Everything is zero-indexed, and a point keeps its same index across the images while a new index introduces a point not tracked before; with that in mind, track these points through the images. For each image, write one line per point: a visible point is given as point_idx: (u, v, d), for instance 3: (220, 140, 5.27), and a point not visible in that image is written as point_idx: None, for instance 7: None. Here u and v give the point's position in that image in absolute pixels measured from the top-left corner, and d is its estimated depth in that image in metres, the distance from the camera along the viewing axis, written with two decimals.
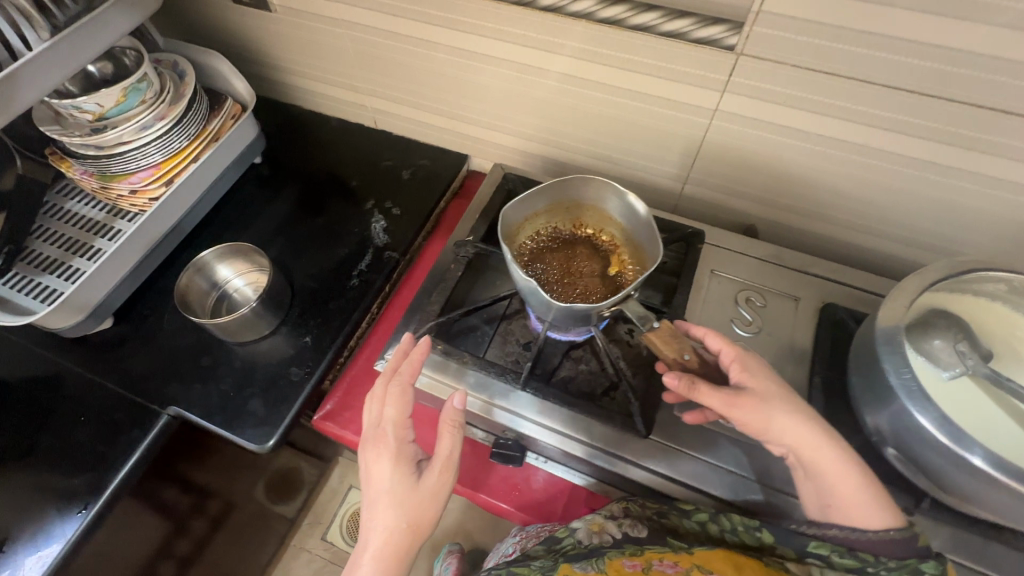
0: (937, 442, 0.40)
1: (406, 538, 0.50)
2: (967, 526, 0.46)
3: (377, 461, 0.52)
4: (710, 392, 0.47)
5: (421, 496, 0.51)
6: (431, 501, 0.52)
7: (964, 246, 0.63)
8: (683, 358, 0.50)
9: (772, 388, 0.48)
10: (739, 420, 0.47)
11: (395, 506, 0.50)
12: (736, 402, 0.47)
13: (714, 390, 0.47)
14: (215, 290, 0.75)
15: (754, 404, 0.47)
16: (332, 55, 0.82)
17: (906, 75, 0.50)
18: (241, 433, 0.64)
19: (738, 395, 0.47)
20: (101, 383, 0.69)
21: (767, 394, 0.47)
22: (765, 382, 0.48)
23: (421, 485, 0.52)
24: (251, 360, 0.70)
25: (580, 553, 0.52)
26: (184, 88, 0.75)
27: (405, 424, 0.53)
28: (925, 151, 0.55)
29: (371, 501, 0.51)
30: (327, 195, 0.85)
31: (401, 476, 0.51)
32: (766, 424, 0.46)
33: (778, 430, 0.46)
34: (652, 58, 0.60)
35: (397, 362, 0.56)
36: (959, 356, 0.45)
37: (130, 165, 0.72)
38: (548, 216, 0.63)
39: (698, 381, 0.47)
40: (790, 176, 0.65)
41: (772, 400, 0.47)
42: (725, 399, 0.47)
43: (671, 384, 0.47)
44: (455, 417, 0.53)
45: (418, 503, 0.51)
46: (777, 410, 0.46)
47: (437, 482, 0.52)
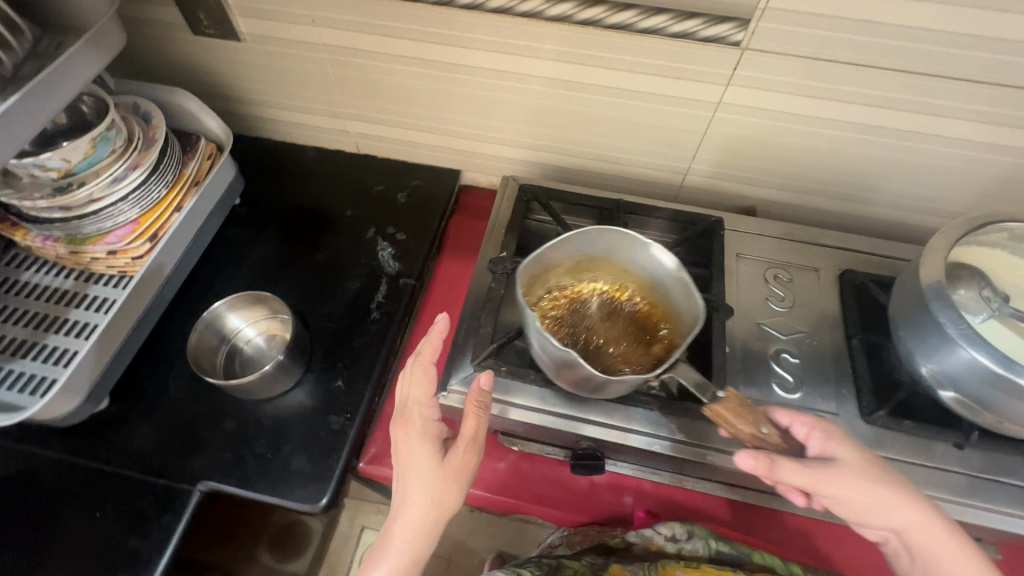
0: (999, 379, 0.45)
1: (434, 516, 0.49)
2: (1009, 451, 0.52)
3: (404, 439, 0.51)
4: (794, 467, 0.46)
5: (447, 474, 0.50)
6: (458, 479, 0.50)
7: (942, 204, 0.70)
8: (761, 432, 0.48)
9: (860, 458, 0.48)
10: (828, 494, 0.46)
11: (422, 484, 0.49)
12: (823, 478, 0.46)
13: (796, 465, 0.46)
14: (225, 343, 0.69)
15: (843, 477, 0.46)
16: (309, 82, 0.77)
17: (898, 57, 0.55)
18: (291, 496, 0.59)
19: (827, 471, 0.46)
20: (109, 472, 0.61)
21: (854, 465, 0.47)
22: (851, 453, 0.48)
23: (448, 464, 0.50)
24: (282, 416, 0.65)
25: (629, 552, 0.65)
26: (154, 132, 0.68)
27: (429, 403, 0.52)
28: (912, 123, 0.61)
29: (401, 482, 0.51)
30: (322, 228, 0.81)
31: (427, 455, 0.50)
32: (856, 499, 0.46)
33: (869, 506, 0.46)
34: (658, 59, 0.63)
35: (422, 343, 0.55)
36: (985, 301, 0.50)
37: (104, 223, 0.64)
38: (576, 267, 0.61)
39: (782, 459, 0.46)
40: (788, 158, 0.70)
41: (862, 474, 0.47)
42: (812, 474, 0.46)
43: (747, 467, 0.46)
44: (480, 398, 0.51)
45: (444, 481, 0.50)
46: (866, 484, 0.46)
47: (463, 460, 0.50)
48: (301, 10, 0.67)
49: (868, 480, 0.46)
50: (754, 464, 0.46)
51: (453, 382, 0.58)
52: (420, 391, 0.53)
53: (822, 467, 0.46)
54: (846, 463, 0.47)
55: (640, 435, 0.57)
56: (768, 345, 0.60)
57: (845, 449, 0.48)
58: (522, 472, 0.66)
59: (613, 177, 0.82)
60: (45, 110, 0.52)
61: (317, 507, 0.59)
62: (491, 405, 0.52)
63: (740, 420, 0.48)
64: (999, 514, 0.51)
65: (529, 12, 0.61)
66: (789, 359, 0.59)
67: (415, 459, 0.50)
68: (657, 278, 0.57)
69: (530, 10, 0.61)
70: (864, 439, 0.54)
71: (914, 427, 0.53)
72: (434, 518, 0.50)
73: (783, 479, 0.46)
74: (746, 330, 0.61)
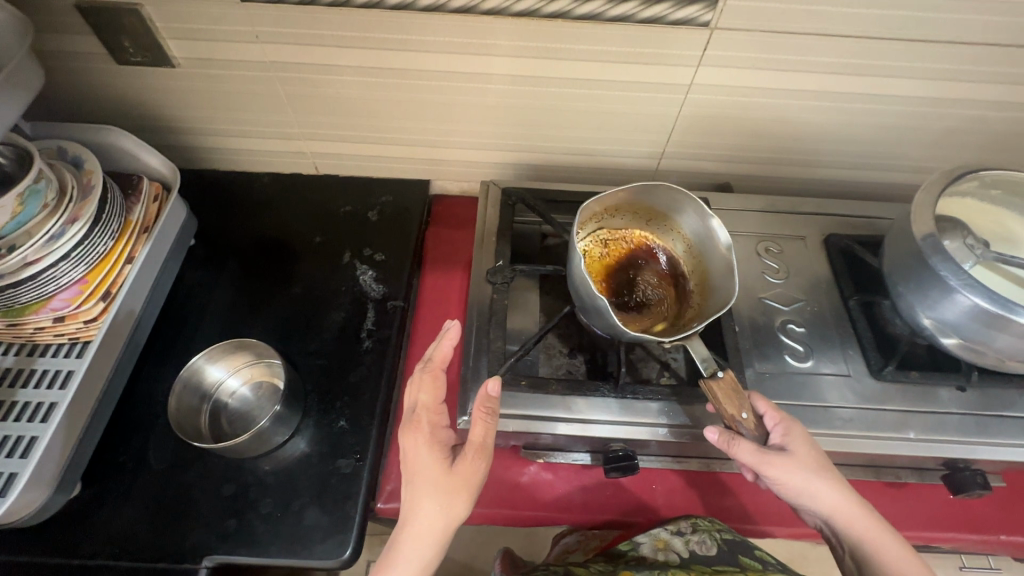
0: (999, 323, 0.47)
1: (441, 526, 0.47)
2: (1004, 385, 0.55)
3: (413, 446, 0.49)
4: (746, 448, 0.48)
5: (454, 482, 0.47)
6: (465, 488, 0.48)
7: (902, 160, 0.74)
8: (740, 416, 0.50)
9: (814, 453, 0.49)
10: (770, 476, 0.49)
11: (429, 492, 0.47)
12: (774, 463, 0.48)
13: (750, 447, 0.48)
14: (207, 401, 0.63)
15: (792, 468, 0.48)
16: (257, 104, 0.71)
17: (859, 24, 0.57)
18: (311, 554, 0.55)
19: (776, 458, 0.48)
20: (96, 566, 0.54)
21: (807, 458, 0.49)
22: (810, 448, 0.50)
23: (455, 472, 0.48)
24: (285, 469, 0.60)
25: (642, 565, 0.59)
26: (89, 178, 0.60)
27: (438, 409, 0.50)
28: (873, 87, 0.63)
29: (408, 489, 0.49)
30: (290, 261, 0.75)
31: (433, 462, 0.48)
32: (802, 488, 0.48)
33: (812, 497, 0.49)
34: (629, 47, 0.62)
35: (431, 348, 0.53)
36: (970, 249, 0.53)
37: (45, 288, 0.56)
38: (655, 226, 0.61)
39: (737, 437, 0.49)
40: (759, 132, 0.71)
41: (815, 466, 0.49)
42: (761, 457, 0.48)
43: (710, 437, 0.50)
44: (486, 406, 0.48)
45: (451, 491, 0.47)
46: (813, 477, 0.48)
47: (469, 468, 0.48)
48: (241, 27, 0.61)
49: (815, 473, 0.48)
50: (715, 437, 0.50)
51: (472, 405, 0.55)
52: (431, 396, 0.51)
53: (772, 453, 0.48)
54: (800, 454, 0.49)
55: (667, 427, 0.56)
56: (772, 318, 0.61)
57: (804, 440, 0.50)
58: (550, 483, 0.64)
59: (588, 170, 0.81)
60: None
61: (341, 560, 0.55)
62: (498, 411, 0.49)
63: (728, 398, 0.50)
64: (1007, 446, 0.54)
65: (493, 9, 0.59)
66: (796, 328, 0.60)
67: (422, 466, 0.48)
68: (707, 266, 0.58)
69: (495, 7, 0.58)
70: (877, 396, 0.56)
71: (919, 376, 0.55)
72: (439, 531, 0.47)
73: (733, 455, 0.49)
74: (750, 307, 0.61)
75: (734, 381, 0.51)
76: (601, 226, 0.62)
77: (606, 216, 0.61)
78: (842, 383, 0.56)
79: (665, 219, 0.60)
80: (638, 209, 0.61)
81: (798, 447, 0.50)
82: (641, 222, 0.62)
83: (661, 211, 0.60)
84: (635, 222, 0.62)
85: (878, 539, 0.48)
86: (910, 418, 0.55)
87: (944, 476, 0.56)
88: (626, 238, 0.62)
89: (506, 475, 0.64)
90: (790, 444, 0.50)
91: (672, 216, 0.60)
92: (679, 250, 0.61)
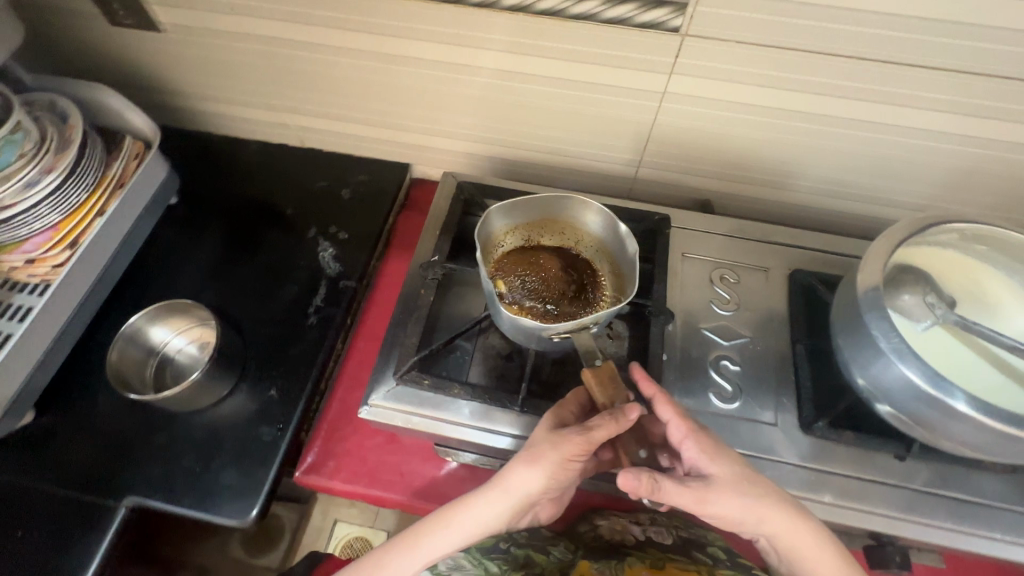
0: (925, 395, 0.42)
1: (507, 483, 0.48)
2: (951, 461, 0.51)
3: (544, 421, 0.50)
4: (676, 491, 0.43)
5: (545, 444, 0.47)
6: (546, 459, 0.46)
7: (900, 199, 0.67)
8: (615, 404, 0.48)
9: (737, 469, 0.45)
10: (706, 509, 0.44)
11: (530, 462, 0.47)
12: (706, 499, 0.44)
13: (678, 488, 0.43)
14: (153, 355, 0.67)
15: (726, 494, 0.44)
16: (242, 73, 0.74)
17: (841, 42, 0.52)
18: (218, 511, 0.58)
19: (711, 487, 0.44)
20: (34, 489, 0.59)
21: (734, 478, 0.45)
22: (731, 463, 0.46)
23: (555, 442, 0.46)
24: (212, 427, 0.63)
25: (600, 550, 0.57)
26: (70, 132, 0.64)
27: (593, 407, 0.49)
28: (863, 111, 0.58)
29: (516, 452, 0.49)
30: (259, 229, 0.77)
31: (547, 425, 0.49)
32: (739, 513, 0.44)
33: (752, 519, 0.45)
34: (595, 47, 0.59)
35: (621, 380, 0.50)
36: (929, 308, 0.48)
37: (19, 231, 0.61)
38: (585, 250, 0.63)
39: (661, 482, 0.43)
40: (740, 150, 0.67)
41: (746, 487, 0.44)
42: (695, 497, 0.43)
43: (632, 487, 0.42)
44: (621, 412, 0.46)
45: (540, 457, 0.47)
46: (751, 499, 0.44)
47: (568, 442, 0.46)
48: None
49: (756, 497, 0.45)
50: (637, 485, 0.42)
51: (373, 395, 0.55)
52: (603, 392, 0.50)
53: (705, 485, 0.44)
54: (724, 476, 0.45)
55: None
56: (708, 351, 0.57)
57: (722, 455, 0.46)
58: (462, 480, 0.65)
59: (564, 171, 0.78)
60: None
61: (247, 521, 0.58)
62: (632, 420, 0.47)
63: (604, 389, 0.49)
64: (940, 529, 0.49)
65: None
66: (730, 366, 0.56)
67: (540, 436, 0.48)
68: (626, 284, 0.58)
69: None
70: (804, 452, 0.52)
71: (853, 437, 0.51)
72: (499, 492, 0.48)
73: (664, 502, 0.44)
74: (687, 336, 0.58)
75: (609, 372, 0.50)
76: (531, 238, 0.64)
77: (538, 230, 0.64)
78: (767, 431, 0.53)
79: (598, 246, 0.63)
80: (571, 230, 0.63)
81: (716, 467, 0.45)
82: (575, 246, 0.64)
83: (584, 233, 0.63)
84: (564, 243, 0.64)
85: (818, 556, 0.45)
86: (832, 479, 0.51)
87: (867, 548, 0.52)
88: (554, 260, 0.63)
89: (423, 466, 0.66)
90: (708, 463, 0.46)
91: (605, 245, 0.62)
92: (605, 280, 0.61)
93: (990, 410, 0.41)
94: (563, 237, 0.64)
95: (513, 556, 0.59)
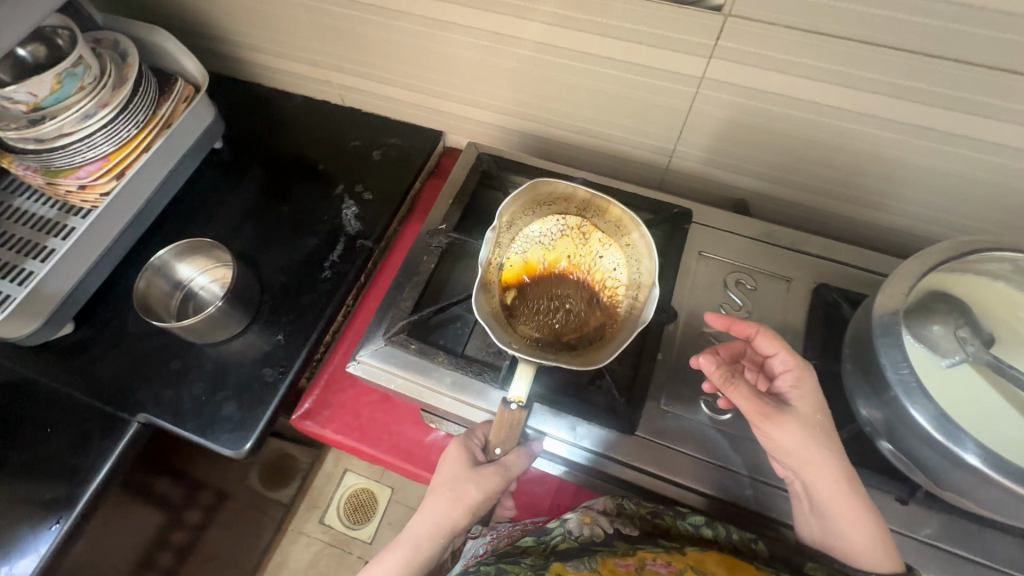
0: (931, 438, 0.40)
1: (439, 525, 0.49)
2: (961, 514, 0.46)
3: (449, 461, 0.51)
4: (744, 395, 0.46)
5: (461, 483, 0.49)
6: (475, 500, 0.49)
7: (961, 219, 0.61)
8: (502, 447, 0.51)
9: (819, 415, 0.47)
10: (763, 426, 0.46)
11: (445, 500, 0.49)
12: (769, 414, 0.46)
13: (748, 394, 0.46)
14: (179, 289, 0.73)
15: (787, 419, 0.46)
16: (286, 26, 0.75)
17: (911, 35, 0.46)
18: (216, 439, 0.62)
19: (776, 409, 0.46)
20: (66, 394, 0.65)
21: (809, 418, 0.47)
22: (813, 408, 0.47)
23: (478, 483, 0.49)
24: (222, 361, 0.67)
25: (570, 551, 0.48)
26: (128, 71, 0.67)
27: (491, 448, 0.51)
28: (925, 117, 0.51)
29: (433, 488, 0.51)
30: (292, 181, 0.80)
31: (459, 463, 0.51)
32: (790, 443, 0.46)
33: (800, 457, 0.46)
34: (630, 22, 0.55)
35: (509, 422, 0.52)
36: (959, 342, 0.44)
37: (75, 158, 0.65)
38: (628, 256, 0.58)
39: (737, 380, 0.46)
40: (783, 148, 0.61)
41: (815, 430, 0.46)
42: (758, 408, 0.46)
43: (708, 369, 0.46)
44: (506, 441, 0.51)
45: (458, 495, 0.49)
46: (806, 433, 0.46)
47: (490, 480, 0.50)
48: None
49: (814, 436, 0.46)
50: (712, 369, 0.46)
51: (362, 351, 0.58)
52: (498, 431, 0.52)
53: (771, 404, 0.46)
54: (801, 412, 0.47)
55: (553, 438, 0.54)
56: None
57: (809, 398, 0.48)
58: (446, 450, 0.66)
59: (594, 154, 0.75)
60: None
61: (239, 452, 0.61)
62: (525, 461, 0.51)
63: (498, 433, 0.51)
64: None
65: None
66: None
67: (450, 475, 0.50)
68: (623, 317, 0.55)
69: None
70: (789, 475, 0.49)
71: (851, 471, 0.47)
72: (434, 535, 0.49)
73: (728, 398, 0.46)
74: (687, 337, 0.57)
75: (516, 419, 0.50)
76: (587, 214, 0.60)
77: (595, 211, 0.60)
78: (728, 441, 0.52)
79: (641, 264, 0.57)
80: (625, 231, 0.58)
81: (798, 403, 0.48)
82: (625, 247, 0.59)
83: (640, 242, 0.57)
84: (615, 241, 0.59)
85: (853, 510, 0.45)
86: (777, 497, 0.51)
87: None
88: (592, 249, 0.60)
89: (411, 430, 0.67)
90: (792, 397, 0.48)
91: (645, 269, 0.56)
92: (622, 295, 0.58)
93: (1005, 467, 0.37)
94: (619, 231, 0.59)
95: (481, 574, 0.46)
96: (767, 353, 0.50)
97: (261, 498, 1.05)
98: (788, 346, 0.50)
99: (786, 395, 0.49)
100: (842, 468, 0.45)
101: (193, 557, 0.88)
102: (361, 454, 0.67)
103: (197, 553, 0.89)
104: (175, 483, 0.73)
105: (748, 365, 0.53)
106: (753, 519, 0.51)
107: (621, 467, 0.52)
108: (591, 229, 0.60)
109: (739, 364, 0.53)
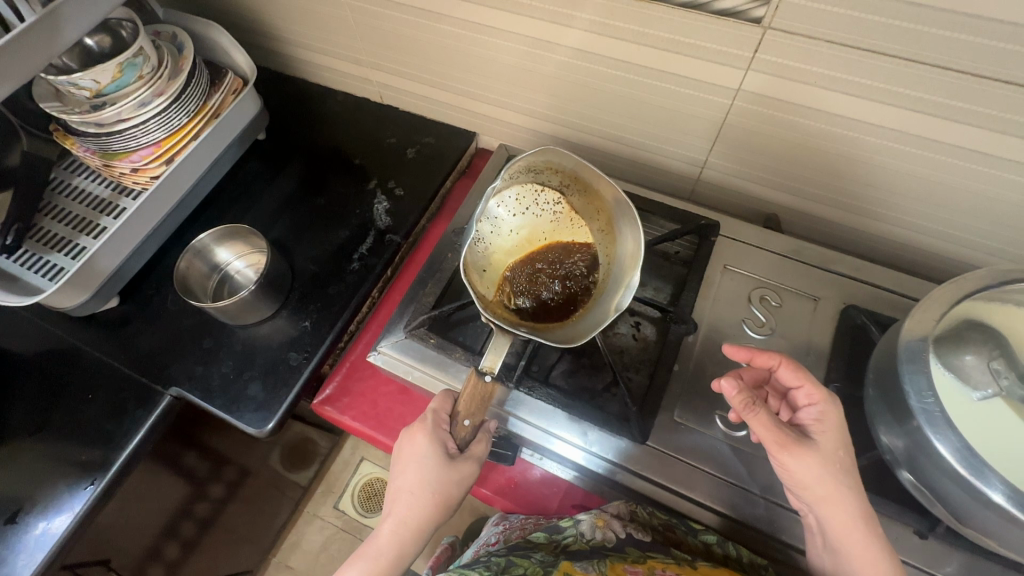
0: (955, 472, 0.39)
1: (417, 524, 0.51)
2: (987, 555, 0.44)
3: (417, 452, 0.51)
4: (764, 422, 0.45)
5: (439, 480, 0.50)
6: (452, 495, 0.51)
7: (1007, 247, 0.58)
8: (465, 419, 0.52)
9: (841, 452, 0.46)
10: (781, 459, 0.45)
11: (424, 499, 0.50)
12: (788, 445, 0.45)
13: (768, 423, 0.45)
14: (216, 273, 0.77)
15: (805, 452, 0.45)
16: (332, 25, 0.77)
17: (960, 53, 0.44)
18: (241, 417, 0.64)
19: (796, 442, 0.45)
20: (106, 364, 0.69)
21: (830, 454, 0.45)
22: (834, 444, 0.46)
23: (457, 480, 0.51)
24: (252, 342, 0.70)
25: (582, 552, 0.51)
26: (183, 62, 0.70)
27: (459, 434, 0.52)
28: (972, 139, 0.49)
29: (404, 483, 0.51)
30: (329, 174, 0.83)
31: (434, 461, 0.51)
32: (807, 478, 0.44)
33: (817, 494, 0.44)
34: (667, 32, 0.54)
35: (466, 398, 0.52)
36: (992, 374, 0.43)
37: (130, 143, 0.68)
38: (603, 237, 0.62)
39: (758, 408, 0.45)
40: (821, 163, 0.60)
41: (835, 467, 0.45)
42: (777, 437, 0.45)
43: (730, 393, 0.45)
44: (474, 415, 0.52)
45: (435, 492, 0.50)
46: (822, 467, 0.44)
47: (465, 474, 0.51)
48: None
49: (831, 471, 0.44)
50: (733, 394, 0.45)
51: (382, 342, 0.60)
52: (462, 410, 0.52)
53: (791, 436, 0.45)
54: (822, 446, 0.46)
55: (561, 440, 0.54)
56: (723, 371, 0.55)
57: (831, 434, 0.46)
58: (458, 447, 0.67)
59: (625, 162, 0.75)
60: (72, 29, 0.54)
61: (261, 432, 0.64)
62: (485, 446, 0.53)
63: (469, 404, 0.51)
64: None
65: None
66: None
67: (423, 473, 0.50)
68: (601, 298, 0.58)
69: None
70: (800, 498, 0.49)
71: (869, 498, 0.46)
72: (413, 535, 0.51)
73: (747, 424, 0.46)
74: (706, 350, 0.57)
75: (488, 391, 0.51)
76: (569, 189, 0.63)
77: (577, 186, 0.62)
78: (737, 457, 0.52)
79: (613, 249, 0.61)
80: (605, 212, 0.61)
81: (821, 438, 0.46)
82: (597, 231, 0.62)
83: (620, 222, 0.60)
84: (594, 220, 0.62)
85: (866, 551, 0.43)
86: (790, 521, 0.49)
87: None
88: (570, 225, 0.63)
89: None
90: (814, 430, 0.47)
91: (616, 254, 0.60)
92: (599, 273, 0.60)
93: None
94: (595, 215, 0.62)
95: (493, 564, 0.51)
96: (791, 384, 0.48)
97: (280, 479, 1.09)
98: (814, 379, 0.48)
99: (808, 429, 0.47)
100: (858, 508, 0.44)
101: (211, 532, 0.91)
102: (378, 442, 0.69)
103: (216, 527, 0.92)
104: (199, 458, 0.76)
105: (772, 393, 0.52)
106: (757, 537, 0.50)
107: (633, 476, 0.52)
108: (572, 206, 0.63)
109: (763, 391, 0.52)
